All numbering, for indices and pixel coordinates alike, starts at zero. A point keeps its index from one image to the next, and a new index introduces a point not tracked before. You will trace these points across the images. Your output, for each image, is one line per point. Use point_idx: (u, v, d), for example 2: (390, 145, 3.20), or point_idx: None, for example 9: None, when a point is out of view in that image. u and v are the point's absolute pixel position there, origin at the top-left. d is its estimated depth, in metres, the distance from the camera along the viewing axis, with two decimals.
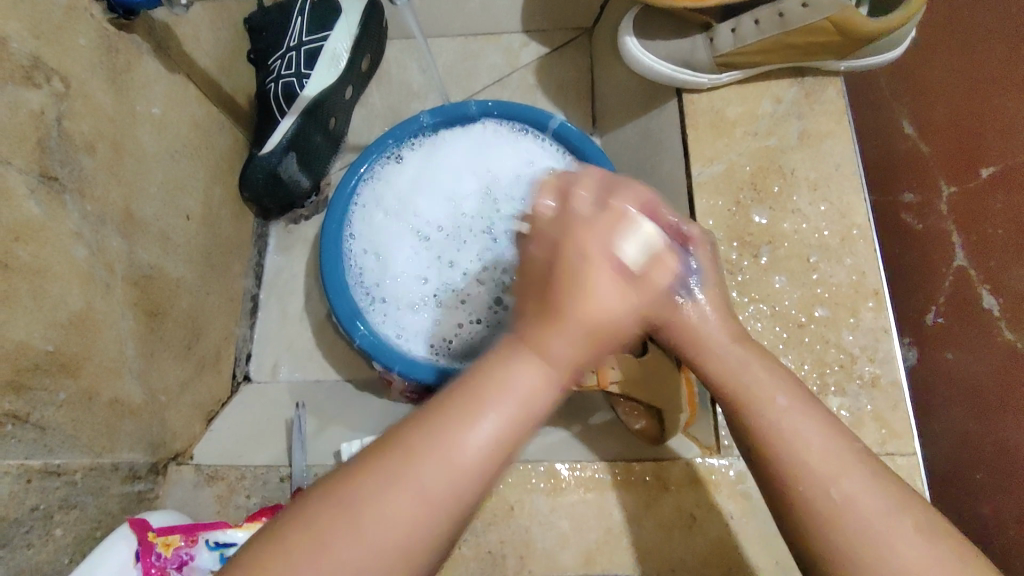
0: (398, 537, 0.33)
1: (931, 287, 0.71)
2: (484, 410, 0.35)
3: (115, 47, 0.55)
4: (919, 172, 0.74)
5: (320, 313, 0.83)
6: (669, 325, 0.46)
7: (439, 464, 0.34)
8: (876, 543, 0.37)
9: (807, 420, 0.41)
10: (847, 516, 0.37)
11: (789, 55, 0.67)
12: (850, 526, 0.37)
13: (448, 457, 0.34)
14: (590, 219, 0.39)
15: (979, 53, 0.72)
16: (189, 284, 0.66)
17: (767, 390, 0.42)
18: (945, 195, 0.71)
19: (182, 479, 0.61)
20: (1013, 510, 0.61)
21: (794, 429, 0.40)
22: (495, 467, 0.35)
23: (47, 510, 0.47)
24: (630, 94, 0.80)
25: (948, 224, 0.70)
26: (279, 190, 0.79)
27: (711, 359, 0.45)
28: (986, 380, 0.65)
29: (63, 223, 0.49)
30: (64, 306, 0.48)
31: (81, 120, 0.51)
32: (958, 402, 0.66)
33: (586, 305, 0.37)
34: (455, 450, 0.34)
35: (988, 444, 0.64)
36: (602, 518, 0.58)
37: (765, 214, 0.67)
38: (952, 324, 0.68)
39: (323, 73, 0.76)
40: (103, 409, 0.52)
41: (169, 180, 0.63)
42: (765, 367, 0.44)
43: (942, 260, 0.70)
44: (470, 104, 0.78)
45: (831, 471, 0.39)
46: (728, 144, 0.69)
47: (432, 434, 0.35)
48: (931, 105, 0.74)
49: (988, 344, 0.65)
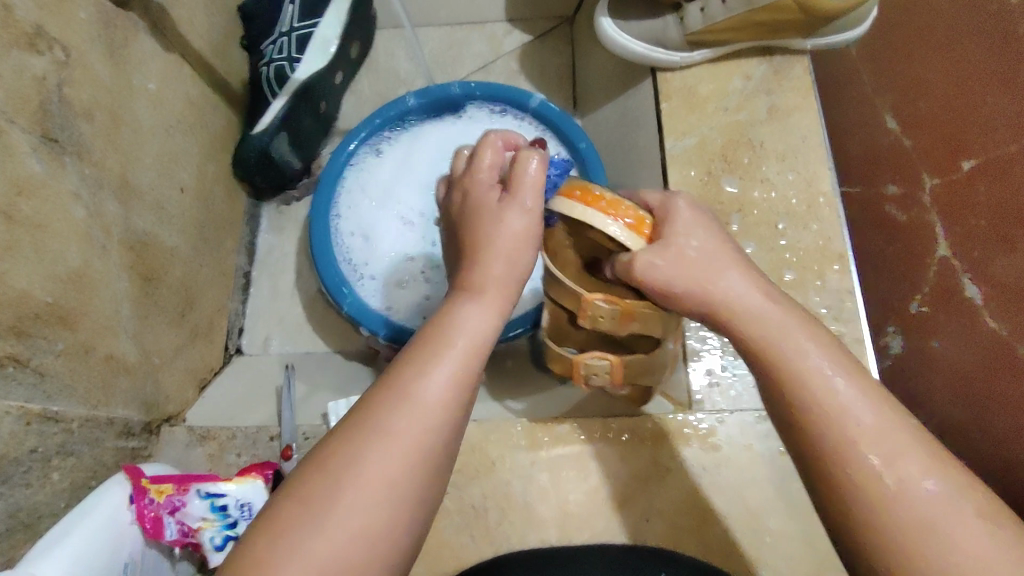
0: (375, 500, 0.34)
1: (914, 278, 0.74)
2: (432, 360, 0.38)
3: (113, 23, 0.58)
4: (901, 165, 0.77)
5: (311, 289, 0.86)
6: (692, 293, 0.44)
7: (401, 420, 0.36)
8: (938, 526, 0.34)
9: (864, 403, 0.38)
10: (902, 496, 0.35)
11: (758, 32, 0.70)
12: (898, 504, 0.35)
13: (407, 410, 0.36)
14: (487, 173, 0.47)
15: (963, 46, 0.73)
16: (182, 254, 0.69)
17: (821, 370, 0.40)
18: (928, 187, 0.74)
19: (175, 440, 0.63)
20: (999, 493, 0.65)
21: (847, 411, 0.38)
22: (452, 413, 0.37)
23: (46, 455, 0.49)
24: (610, 76, 0.83)
25: (931, 215, 0.73)
26: (272, 169, 0.81)
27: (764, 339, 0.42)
28: (969, 366, 0.68)
29: (63, 183, 0.51)
30: (63, 261, 0.51)
31: (80, 88, 0.54)
32: (943, 392, 0.70)
33: (500, 241, 0.43)
34: (413, 403, 0.37)
35: (974, 431, 0.67)
36: (579, 470, 0.60)
37: (736, 183, 0.70)
38: (937, 312, 0.72)
39: (314, 57, 0.79)
40: (98, 363, 0.55)
41: (164, 154, 0.65)
42: (813, 336, 0.41)
43: (925, 249, 0.73)
44: (454, 84, 0.81)
45: (892, 451, 0.37)
46: (699, 119, 0.72)
47: (387, 394, 0.37)
48: (912, 102, 0.77)
49: (972, 333, 0.68)
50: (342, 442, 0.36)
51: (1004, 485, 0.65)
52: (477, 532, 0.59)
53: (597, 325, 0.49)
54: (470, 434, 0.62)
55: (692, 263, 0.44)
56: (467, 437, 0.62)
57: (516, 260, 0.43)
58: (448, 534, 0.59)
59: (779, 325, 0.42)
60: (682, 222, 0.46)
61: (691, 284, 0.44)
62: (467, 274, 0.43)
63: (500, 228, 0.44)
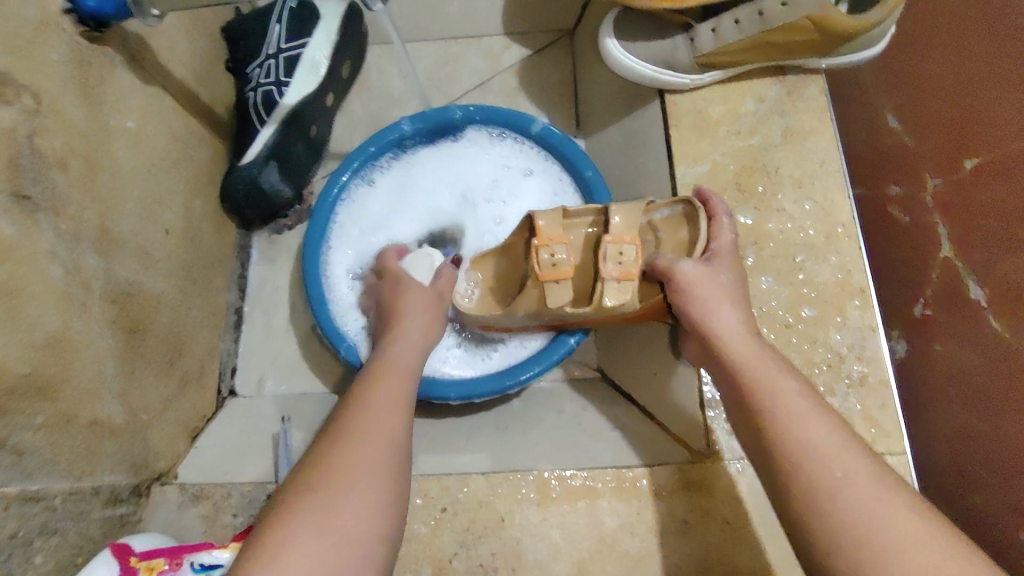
0: (351, 476, 0.44)
1: (921, 279, 0.72)
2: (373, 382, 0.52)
3: (88, 61, 0.54)
4: (907, 164, 0.74)
5: (306, 325, 0.83)
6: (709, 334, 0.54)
7: (362, 426, 0.48)
8: (870, 515, 0.40)
9: (816, 414, 0.46)
10: (842, 487, 0.42)
11: (771, 53, 0.66)
12: (839, 497, 0.41)
13: (363, 417, 0.49)
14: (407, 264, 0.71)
15: (963, 43, 0.68)
16: (169, 299, 0.65)
17: (785, 382, 0.48)
18: (934, 186, 0.70)
19: (166, 501, 0.60)
20: (1003, 505, 0.60)
21: (798, 418, 0.46)
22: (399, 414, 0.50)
23: (28, 537, 0.45)
24: (614, 95, 0.80)
25: (934, 216, 0.70)
26: (261, 200, 0.78)
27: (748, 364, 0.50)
28: (980, 372, 0.64)
29: (38, 242, 0.48)
30: (40, 327, 0.47)
31: (53, 136, 0.50)
32: (948, 394, 0.67)
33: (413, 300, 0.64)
34: (362, 413, 0.49)
35: (984, 439, 0.63)
36: (593, 526, 0.58)
37: (750, 215, 0.66)
38: (941, 315, 0.69)
39: (302, 80, 0.75)
40: (81, 431, 0.51)
41: (147, 195, 0.62)
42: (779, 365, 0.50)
43: (929, 253, 0.71)
44: (453, 109, 0.77)
45: (833, 447, 0.44)
46: (711, 144, 0.69)
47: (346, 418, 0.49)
48: (919, 101, 0.73)
49: (980, 336, 0.64)
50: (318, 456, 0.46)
51: (1006, 495, 0.61)
52: None
53: (605, 248, 0.60)
54: (478, 489, 0.59)
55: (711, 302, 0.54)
56: (475, 492, 0.59)
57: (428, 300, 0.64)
58: None
59: (754, 349, 0.51)
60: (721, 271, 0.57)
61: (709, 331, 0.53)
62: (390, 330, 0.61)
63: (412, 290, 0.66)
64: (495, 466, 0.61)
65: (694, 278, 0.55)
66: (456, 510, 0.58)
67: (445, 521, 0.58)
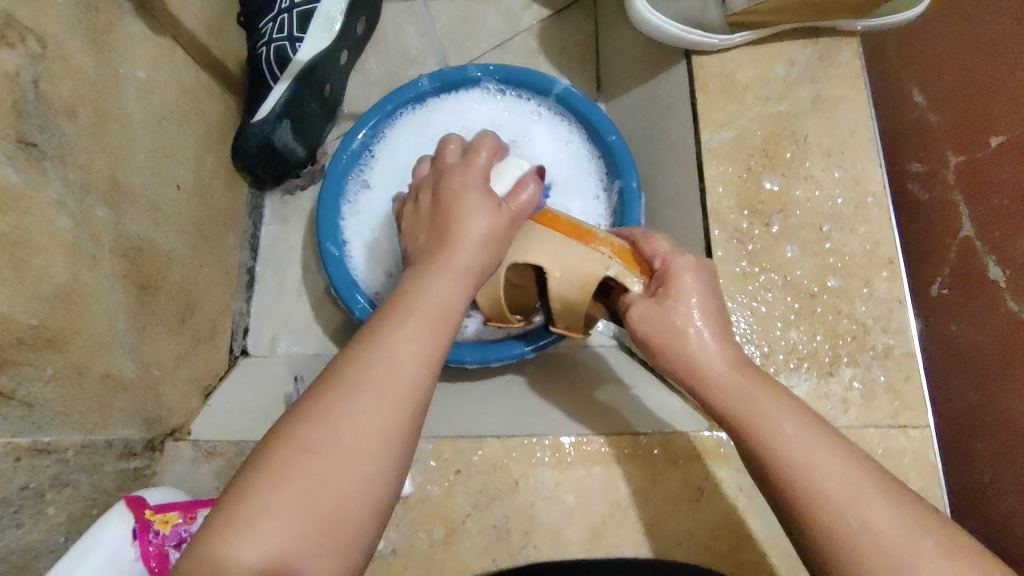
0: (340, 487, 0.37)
1: (934, 259, 0.70)
2: (399, 326, 0.41)
3: (95, 6, 0.52)
4: (925, 141, 0.72)
5: (319, 286, 0.82)
6: (674, 358, 0.48)
7: (367, 395, 0.38)
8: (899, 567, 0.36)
9: (818, 442, 0.40)
10: (861, 534, 0.37)
11: (803, 13, 0.63)
12: (876, 539, 0.36)
13: (372, 371, 0.39)
14: (475, 171, 0.51)
15: (994, 13, 0.66)
16: (181, 256, 0.64)
17: (776, 420, 0.42)
18: (951, 164, 0.69)
19: (180, 456, 0.59)
20: (1007, 481, 0.60)
21: (807, 459, 0.40)
22: (416, 397, 0.40)
23: (39, 489, 0.45)
24: (636, 57, 0.77)
25: (952, 195, 0.68)
26: (274, 158, 0.76)
27: (744, 411, 0.43)
28: (988, 351, 0.63)
29: (45, 191, 0.46)
30: (48, 278, 0.46)
31: (60, 83, 0.48)
32: (958, 372, 0.66)
33: (466, 240, 0.46)
34: (377, 369, 0.39)
35: (989, 415, 0.63)
36: (607, 492, 0.57)
37: (777, 181, 0.64)
38: (957, 294, 0.67)
39: (317, 36, 0.73)
40: (94, 384, 0.51)
41: (157, 149, 0.60)
42: (771, 396, 0.43)
43: (947, 230, 0.69)
44: (470, 67, 0.75)
45: (846, 495, 0.38)
46: (739, 108, 0.66)
47: (349, 370, 0.39)
48: (939, 76, 0.71)
49: (990, 314, 0.63)
50: (304, 417, 0.38)
51: (1016, 470, 0.60)
52: (499, 557, 0.56)
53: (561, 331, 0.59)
54: (493, 453, 0.58)
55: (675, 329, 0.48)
56: (490, 455, 0.58)
57: (463, 255, 0.45)
58: (470, 559, 0.56)
59: (749, 385, 0.44)
60: (674, 289, 0.49)
61: (670, 349, 0.48)
62: (427, 263, 0.45)
63: (467, 221, 0.47)
64: (509, 430, 0.60)
65: (665, 331, 0.48)
66: (469, 473, 0.58)
67: (458, 484, 0.58)
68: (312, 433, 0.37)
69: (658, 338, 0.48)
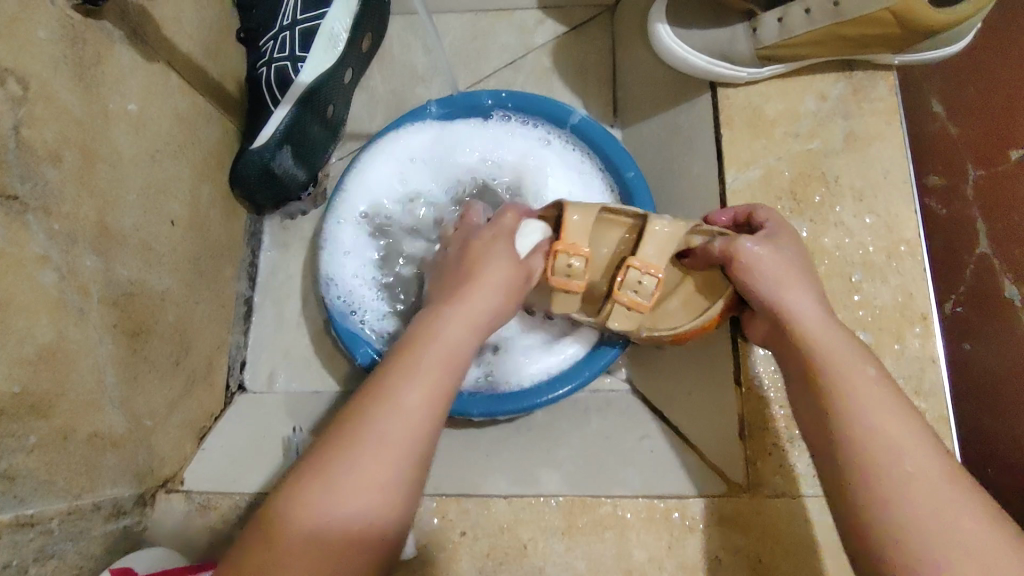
0: (365, 494, 0.39)
1: (954, 275, 0.70)
2: (410, 376, 0.43)
3: (81, 37, 0.49)
4: (948, 156, 0.72)
5: (318, 318, 0.78)
6: (768, 279, 0.50)
7: (384, 427, 0.41)
8: (940, 524, 0.36)
9: (892, 401, 0.42)
10: (909, 481, 0.38)
11: (838, 49, 0.59)
12: (922, 489, 0.37)
13: (388, 415, 0.41)
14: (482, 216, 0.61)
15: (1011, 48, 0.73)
16: (175, 295, 0.61)
17: (857, 363, 0.44)
18: (970, 179, 0.71)
19: (172, 509, 0.57)
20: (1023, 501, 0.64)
21: (870, 398, 0.42)
22: (430, 421, 0.42)
23: (22, 566, 0.42)
24: (656, 83, 0.74)
25: (973, 211, 0.70)
26: (274, 186, 0.72)
27: (811, 338, 0.46)
28: (1004, 371, 0.67)
29: (27, 246, 0.43)
30: (31, 340, 0.43)
31: (44, 126, 0.45)
32: (970, 396, 0.67)
33: (487, 274, 0.51)
34: (391, 409, 0.41)
35: (1003, 439, 0.66)
36: (621, 558, 0.54)
37: (806, 227, 0.61)
38: (972, 314, 0.69)
39: (319, 55, 0.67)
40: (80, 446, 0.48)
41: (149, 185, 0.57)
42: (848, 339, 0.45)
43: (963, 246, 0.70)
44: (482, 94, 0.73)
45: (903, 443, 0.39)
46: (766, 146, 0.63)
47: (371, 402, 0.42)
48: (960, 87, 0.73)
49: (1009, 337, 0.67)
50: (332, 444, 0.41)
51: None
52: None
53: (630, 273, 0.57)
54: (500, 513, 0.56)
55: (777, 262, 0.51)
56: (497, 516, 0.56)
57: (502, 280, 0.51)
58: None
59: (829, 328, 0.46)
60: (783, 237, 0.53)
61: (774, 273, 0.50)
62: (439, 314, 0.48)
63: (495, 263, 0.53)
64: (518, 489, 0.57)
65: (769, 267, 0.50)
66: (476, 535, 0.55)
67: (464, 546, 0.55)
68: (342, 451, 0.40)
69: (759, 270, 0.50)
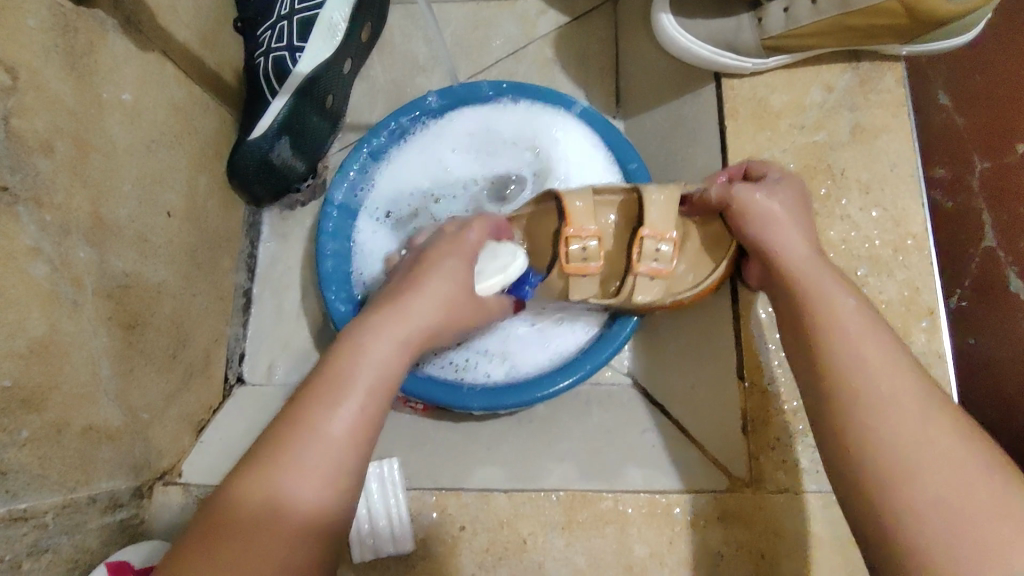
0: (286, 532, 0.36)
1: (959, 267, 0.69)
2: (337, 397, 0.39)
3: (73, 26, 0.48)
4: (954, 147, 0.71)
5: (317, 310, 0.78)
6: (764, 224, 0.51)
7: (305, 455, 0.37)
8: (921, 469, 0.35)
9: (878, 336, 0.41)
10: (891, 426, 0.37)
11: (845, 38, 0.58)
12: (902, 432, 0.37)
13: (311, 443, 0.38)
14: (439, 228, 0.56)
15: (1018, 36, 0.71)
16: (172, 287, 0.60)
17: (839, 297, 0.44)
18: (977, 170, 0.70)
19: (169, 502, 0.56)
20: None
21: (855, 334, 0.42)
22: (360, 447, 0.39)
23: (15, 560, 0.42)
24: (659, 74, 0.72)
25: (978, 202, 0.69)
26: (272, 176, 0.71)
27: (801, 280, 0.47)
28: (1006, 364, 0.66)
29: (18, 238, 0.42)
30: (23, 333, 0.43)
31: (34, 117, 0.44)
32: (974, 389, 0.67)
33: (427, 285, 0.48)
34: (316, 436, 0.38)
35: (1006, 433, 0.65)
36: (621, 554, 0.53)
37: (811, 220, 0.60)
38: (977, 306, 0.68)
39: (318, 45, 0.67)
40: (75, 440, 0.47)
41: (145, 176, 0.56)
42: (836, 279, 0.46)
43: (969, 238, 0.69)
44: (483, 84, 0.72)
45: (884, 378, 0.39)
46: (771, 138, 0.62)
47: (292, 430, 0.38)
48: (966, 77, 0.72)
49: (1012, 329, 0.66)
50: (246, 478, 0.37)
51: None
52: None
53: (644, 244, 0.58)
54: (499, 508, 0.55)
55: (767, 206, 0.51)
56: (496, 511, 0.55)
57: (441, 293, 0.48)
58: None
59: (817, 267, 0.47)
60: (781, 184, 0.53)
61: (765, 219, 0.51)
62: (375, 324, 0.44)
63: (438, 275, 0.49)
64: (518, 483, 0.57)
65: (760, 208, 0.52)
66: (475, 530, 0.55)
67: (463, 541, 0.55)
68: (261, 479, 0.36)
69: (753, 211, 0.52)
